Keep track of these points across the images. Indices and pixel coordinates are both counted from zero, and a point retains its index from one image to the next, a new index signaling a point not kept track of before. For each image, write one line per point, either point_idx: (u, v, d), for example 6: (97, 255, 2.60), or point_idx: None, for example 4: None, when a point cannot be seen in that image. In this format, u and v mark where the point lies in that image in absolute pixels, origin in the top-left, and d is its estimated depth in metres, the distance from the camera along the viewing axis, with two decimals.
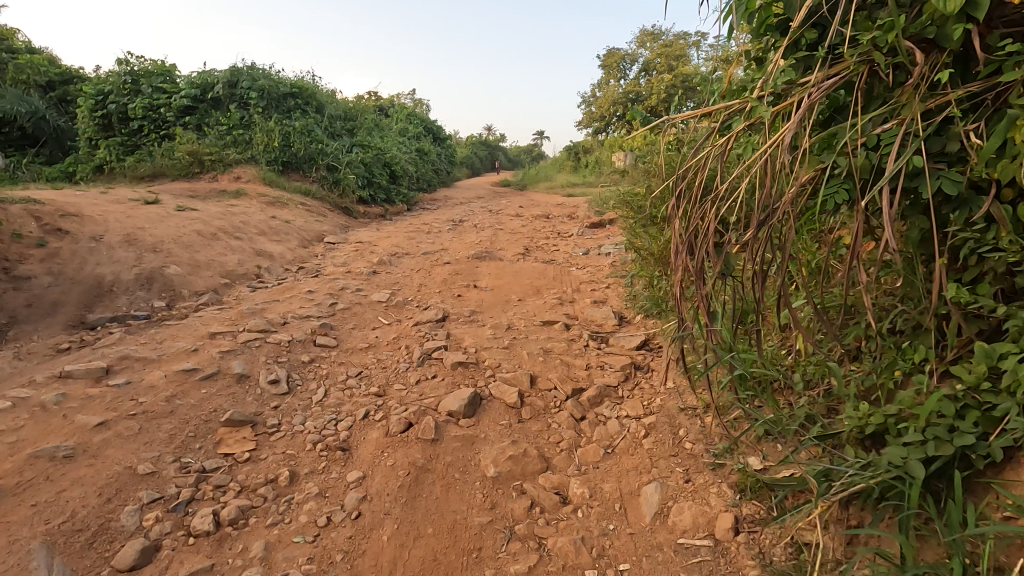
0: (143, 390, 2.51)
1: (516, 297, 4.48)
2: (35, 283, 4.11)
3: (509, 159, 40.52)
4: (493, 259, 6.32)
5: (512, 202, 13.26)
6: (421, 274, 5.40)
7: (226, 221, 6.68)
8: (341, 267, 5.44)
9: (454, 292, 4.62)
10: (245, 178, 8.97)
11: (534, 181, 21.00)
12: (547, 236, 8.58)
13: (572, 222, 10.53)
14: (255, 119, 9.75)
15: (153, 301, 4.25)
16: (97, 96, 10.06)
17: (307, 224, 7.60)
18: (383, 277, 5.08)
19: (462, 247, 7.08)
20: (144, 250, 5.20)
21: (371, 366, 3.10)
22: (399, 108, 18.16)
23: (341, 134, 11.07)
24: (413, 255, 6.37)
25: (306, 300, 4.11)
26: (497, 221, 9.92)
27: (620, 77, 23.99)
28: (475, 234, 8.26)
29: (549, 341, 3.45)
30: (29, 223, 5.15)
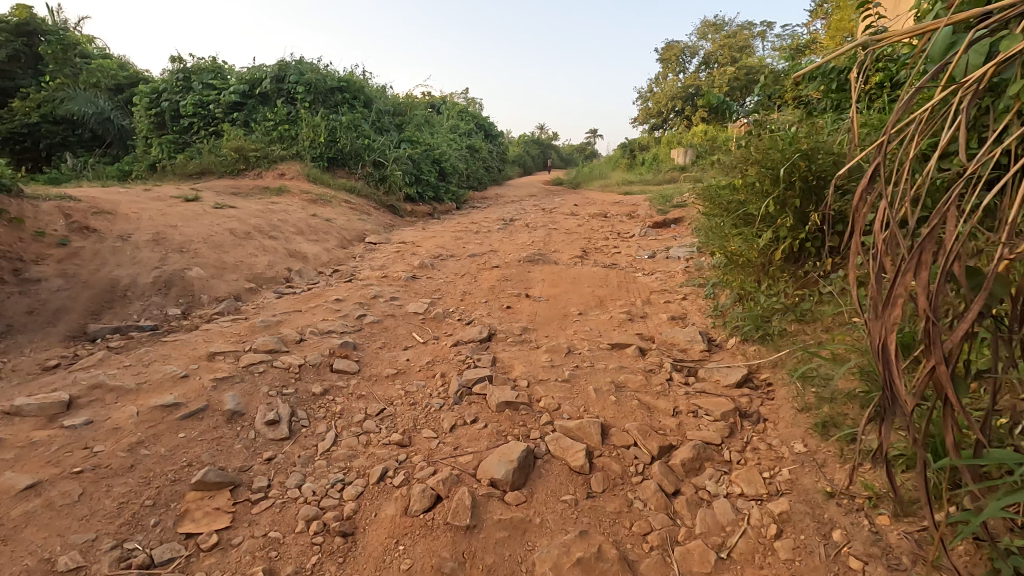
0: (102, 433, 1.97)
1: (576, 311, 3.76)
2: (44, 287, 3.74)
3: (561, 157, 39.64)
4: (548, 263, 5.61)
5: (565, 201, 12.51)
6: (466, 279, 4.78)
7: (263, 219, 6.28)
8: (379, 271, 4.88)
9: (503, 302, 3.96)
10: (290, 175, 8.67)
11: (588, 179, 20.13)
12: (605, 237, 7.80)
13: (632, 221, 9.68)
14: (302, 114, 9.44)
15: (168, 309, 3.81)
16: (151, 95, 10.03)
17: (348, 222, 7.15)
18: (424, 283, 4.50)
19: (513, 249, 6.41)
20: (170, 250, 4.81)
21: (396, 401, 2.46)
22: (451, 105, 17.75)
23: (389, 129, 10.63)
24: (459, 257, 5.76)
25: (331, 311, 3.55)
26: (550, 220, 9.21)
27: (680, 70, 22.70)
28: (527, 235, 7.59)
29: (621, 371, 2.71)
30: (56, 221, 4.86)
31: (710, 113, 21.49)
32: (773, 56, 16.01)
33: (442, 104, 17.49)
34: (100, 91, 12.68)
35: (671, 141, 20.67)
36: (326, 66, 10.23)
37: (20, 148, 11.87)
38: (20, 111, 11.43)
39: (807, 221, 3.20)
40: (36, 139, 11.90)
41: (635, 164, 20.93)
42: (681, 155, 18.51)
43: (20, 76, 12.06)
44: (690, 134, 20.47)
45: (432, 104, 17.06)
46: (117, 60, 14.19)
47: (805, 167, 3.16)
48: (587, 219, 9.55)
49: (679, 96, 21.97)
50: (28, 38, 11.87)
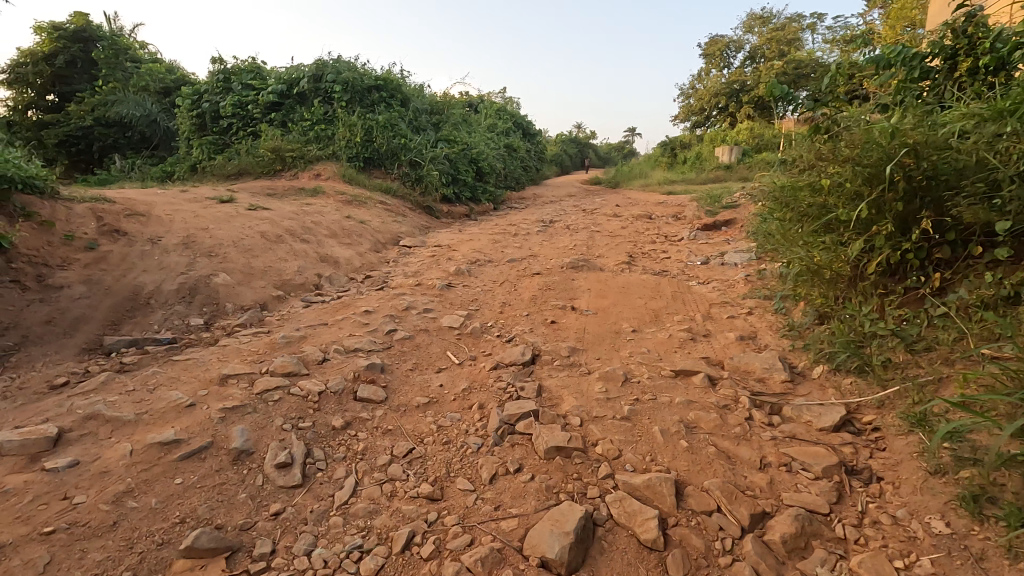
0: (85, 480, 1.70)
1: (629, 328, 3.35)
2: (65, 294, 3.58)
3: (599, 156, 38.91)
4: (593, 270, 5.20)
5: (605, 202, 12.03)
6: (505, 288, 4.42)
7: (296, 221, 6.08)
8: (413, 278, 4.58)
9: (547, 316, 3.58)
10: (325, 175, 8.53)
11: (627, 178, 19.53)
12: (651, 240, 7.32)
13: (678, 223, 9.15)
14: (339, 113, 9.29)
15: (191, 318, 3.60)
16: (193, 96, 10.06)
17: (383, 224, 6.91)
18: (460, 292, 4.16)
19: (554, 253, 6.03)
20: (198, 254, 4.63)
21: (427, 440, 2.12)
22: (488, 104, 17.46)
23: (426, 128, 10.37)
24: (497, 262, 5.41)
25: (358, 324, 3.25)
26: (592, 222, 8.77)
27: (725, 66, 21.79)
28: (568, 238, 7.18)
29: (691, 407, 2.30)
30: (88, 224, 4.75)
31: (757, 110, 20.55)
32: (826, 48, 15.10)
33: (479, 103, 17.20)
34: (149, 94, 12.77)
35: (715, 139, 19.84)
36: (363, 65, 10.06)
37: (76, 150, 12.47)
38: (77, 114, 12.24)
39: (911, 229, 2.71)
40: (90, 142, 12.44)
41: (677, 163, 20.20)
42: (726, 154, 17.72)
43: (76, 81, 13.22)
44: (735, 131, 19.62)
45: (469, 103, 16.80)
46: (167, 63, 14.36)
47: (913, 167, 2.63)
48: (630, 221, 9.07)
49: (723, 93, 21.10)
50: (84, 45, 13.17)
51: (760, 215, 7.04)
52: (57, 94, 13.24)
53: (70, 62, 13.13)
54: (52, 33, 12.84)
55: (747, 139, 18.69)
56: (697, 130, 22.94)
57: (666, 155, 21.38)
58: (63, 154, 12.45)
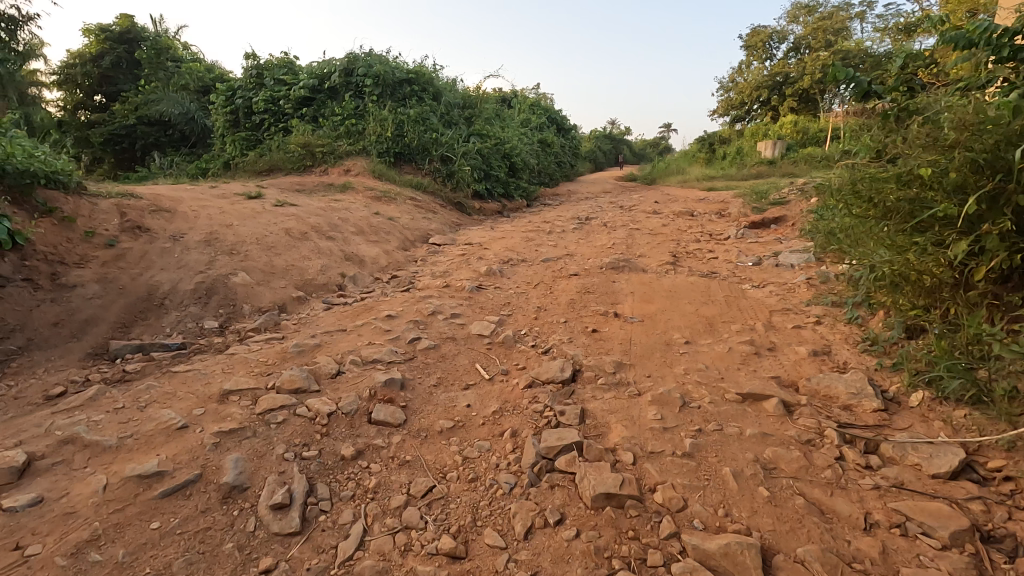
0: (47, 525, 1.44)
1: (682, 339, 2.96)
2: (77, 294, 3.40)
3: (634, 152, 38.01)
4: (636, 272, 4.80)
5: (642, 199, 11.54)
6: (539, 291, 4.08)
7: (322, 217, 5.87)
8: (441, 278, 4.27)
9: (588, 323, 3.22)
10: (355, 171, 8.34)
11: (665, 174, 18.89)
12: (695, 239, 6.84)
13: (722, 221, 8.63)
14: (370, 107, 9.09)
15: (205, 321, 3.37)
16: (227, 93, 10.02)
17: (413, 221, 6.65)
18: (491, 295, 3.83)
19: (592, 253, 5.64)
20: (219, 252, 4.43)
21: (451, 476, 1.80)
22: (522, 98, 17.08)
23: (459, 123, 10.07)
24: (531, 262, 5.06)
25: (379, 330, 2.95)
26: (630, 219, 8.32)
27: (767, 57, 20.82)
28: (606, 237, 6.77)
29: (767, 441, 1.91)
30: (110, 220, 4.62)
31: (802, 102, 19.57)
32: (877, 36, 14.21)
33: (512, 99, 16.83)
34: (189, 93, 12.80)
35: (757, 133, 18.97)
36: (395, 58, 9.84)
37: (120, 149, 12.62)
38: (120, 113, 12.43)
39: None
40: (132, 140, 12.57)
41: (715, 159, 19.41)
42: (769, 148, 16.91)
43: (120, 82, 13.42)
44: (778, 125, 18.74)
45: (501, 97, 16.46)
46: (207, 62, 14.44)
47: None
48: (670, 218, 8.58)
49: (765, 85, 20.16)
50: (129, 46, 13.41)
51: (816, 212, 6.48)
52: (103, 94, 13.48)
53: (115, 63, 13.37)
54: (99, 35, 13.13)
55: (791, 133, 17.80)
56: (737, 125, 22.04)
57: (705, 151, 20.58)
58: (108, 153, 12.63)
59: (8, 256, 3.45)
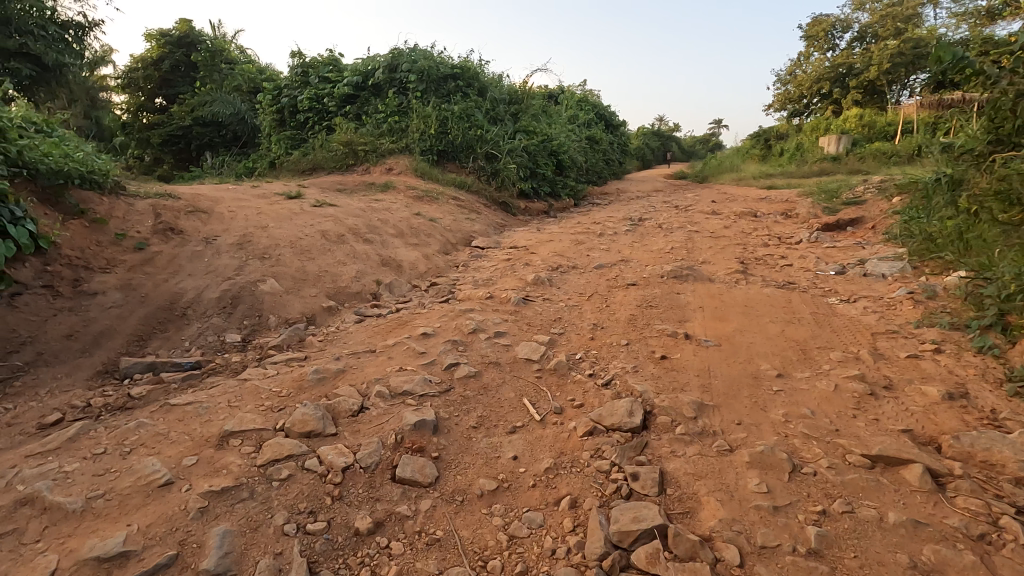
0: None
1: (772, 370, 2.44)
2: (97, 302, 3.19)
3: (682, 149, 36.66)
4: (702, 282, 4.25)
5: (696, 198, 10.84)
6: (592, 304, 3.62)
7: (361, 218, 5.58)
8: (484, 287, 3.87)
9: (653, 346, 2.75)
10: (397, 170, 8.09)
11: (718, 171, 17.93)
12: (762, 243, 6.19)
13: (789, 222, 7.89)
14: (413, 104, 8.82)
15: (226, 335, 3.09)
16: (273, 92, 9.95)
17: (455, 222, 6.30)
18: (539, 308, 3.41)
19: (649, 260, 5.12)
20: (251, 256, 4.17)
21: (494, 568, 1.38)
22: (570, 94, 16.54)
23: (504, 119, 9.68)
24: (581, 269, 4.60)
25: (412, 351, 2.57)
26: (686, 220, 7.70)
27: (829, 48, 19.45)
28: (662, 241, 6.21)
29: (922, 535, 1.40)
30: (144, 221, 4.45)
31: (868, 95, 18.20)
32: (952, 23, 13.07)
33: (558, 95, 16.27)
34: (242, 94, 12.95)
35: (818, 128, 17.74)
36: (439, 53, 9.54)
37: (176, 149, 12.78)
38: (179, 114, 12.50)
39: None
40: (188, 141, 12.70)
41: (772, 156, 18.29)
42: (832, 144, 15.77)
43: (178, 84, 13.66)
44: (841, 119, 17.48)
45: (548, 93, 15.92)
46: (260, 63, 14.56)
47: None
48: (729, 219, 7.91)
49: (826, 77, 18.78)
50: (187, 50, 13.64)
51: (904, 213, 5.73)
52: (164, 97, 13.72)
53: (174, 66, 13.64)
54: (160, 39, 13.33)
55: (857, 128, 16.55)
56: (795, 119, 20.73)
57: (761, 147, 19.44)
58: (167, 154, 12.80)
59: (31, 261, 3.26)
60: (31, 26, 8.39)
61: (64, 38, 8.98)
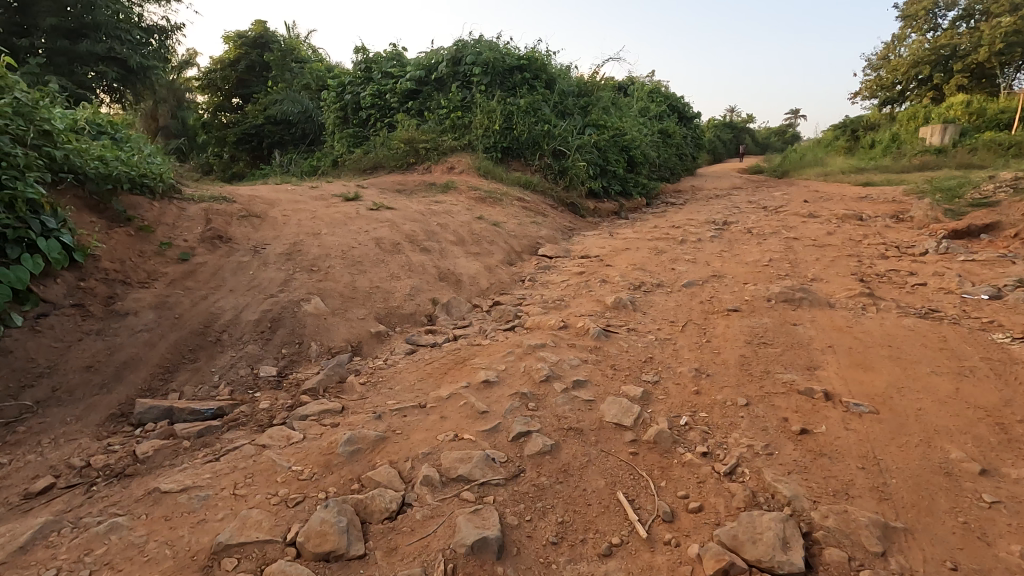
0: None
1: (971, 462, 1.73)
2: (127, 325, 2.87)
3: (757, 142, 34.35)
4: (820, 309, 3.48)
5: (783, 197, 9.75)
6: (687, 338, 2.95)
7: (419, 223, 5.14)
8: (556, 311, 3.30)
9: (785, 412, 2.08)
10: (458, 168, 7.65)
11: (800, 165, 16.46)
12: (880, 255, 5.24)
13: (903, 226, 6.82)
14: (477, 98, 8.34)
15: (261, 368, 2.70)
16: (337, 88, 9.74)
17: (520, 227, 5.77)
18: (624, 344, 2.80)
19: (747, 276, 4.36)
20: (299, 268, 3.80)
21: None
22: (641, 85, 15.62)
23: (573, 113, 9.02)
24: (668, 287, 3.93)
25: (470, 409, 2.04)
26: (780, 224, 6.78)
27: (931, 29, 17.22)
28: (756, 251, 5.40)
29: None
30: (193, 228, 4.19)
31: (975, 79, 15.96)
32: None
33: (628, 86, 15.33)
34: (310, 92, 13.00)
35: (916, 117, 15.82)
36: (505, 44, 9.00)
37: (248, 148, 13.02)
38: (251, 114, 12.73)
39: None
40: (260, 139, 12.84)
41: (860, 148, 16.49)
42: (936, 134, 13.96)
43: (253, 84, 13.89)
44: (944, 106, 15.55)
45: (617, 84, 15.01)
46: (330, 61, 14.57)
47: None
48: (829, 223, 6.91)
49: (926, 60, 16.59)
50: (262, 51, 13.88)
51: None
52: (240, 97, 14.02)
53: (249, 67, 13.89)
54: (236, 41, 13.70)
55: (963, 116, 14.56)
56: (887, 107, 18.65)
57: (848, 140, 17.52)
58: (241, 152, 13.01)
59: (65, 275, 3.01)
60: (117, 30, 8.57)
61: (147, 42, 9.16)
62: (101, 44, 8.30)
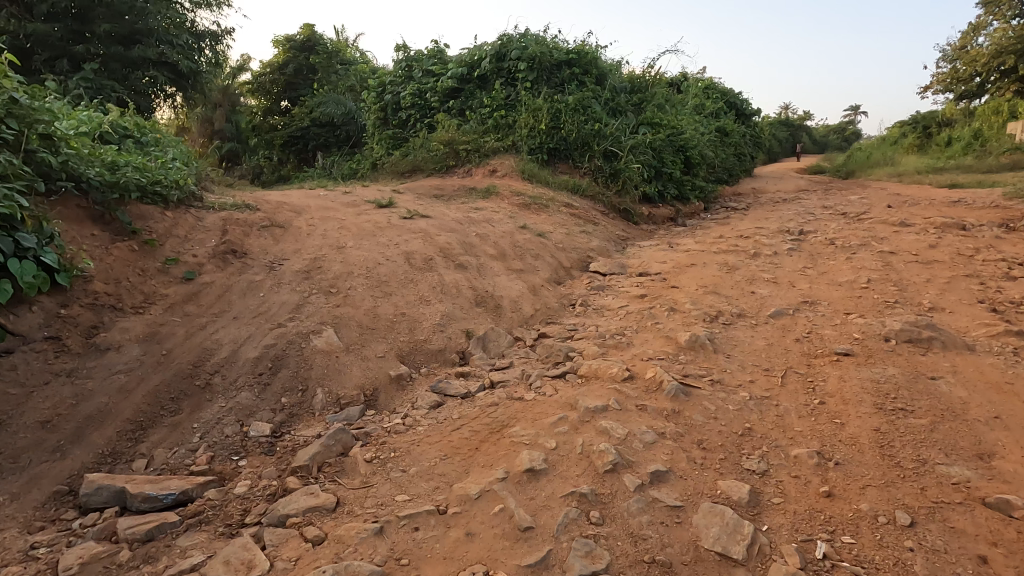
0: None
1: None
2: (107, 362, 2.43)
3: (814, 140, 32.42)
4: (959, 354, 2.71)
5: (860, 201, 8.71)
6: (792, 398, 2.26)
7: (456, 234, 4.60)
8: (617, 353, 2.67)
9: (979, 544, 1.44)
10: (501, 172, 7.12)
11: (865, 163, 15.09)
12: (1005, 275, 4.34)
13: (1018, 238, 5.80)
14: (523, 96, 7.76)
15: (253, 425, 2.19)
16: (378, 89, 9.34)
17: (569, 237, 5.16)
18: (711, 406, 2.13)
19: (846, 303, 3.60)
20: (316, 290, 3.32)
21: None
22: (696, 81, 14.68)
23: (626, 110, 8.30)
24: (752, 317, 3.24)
25: (508, 522, 1.48)
26: (867, 235, 5.88)
27: (1016, 15, 15.41)
28: (847, 268, 4.58)
29: None
30: (206, 241, 3.78)
31: None
32: None
33: (681, 82, 14.35)
34: (354, 93, 12.81)
35: (1001, 112, 14.26)
36: (553, 37, 8.39)
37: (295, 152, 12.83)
38: (298, 117, 12.53)
39: None
40: (306, 142, 12.65)
41: (933, 146, 14.99)
42: None
43: (301, 88, 13.70)
44: None
45: (671, 81, 14.08)
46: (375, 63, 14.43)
47: None
48: (926, 233, 5.96)
49: (1010, 50, 14.47)
50: (309, 53, 13.74)
51: None
52: (288, 100, 13.74)
53: (298, 70, 13.69)
54: (286, 45, 13.60)
55: None
56: (964, 103, 16.78)
57: (918, 135, 15.94)
58: (288, 155, 12.84)
59: (45, 302, 2.61)
60: (170, 35, 8.38)
61: (199, 48, 8.98)
62: (153, 49, 8.10)
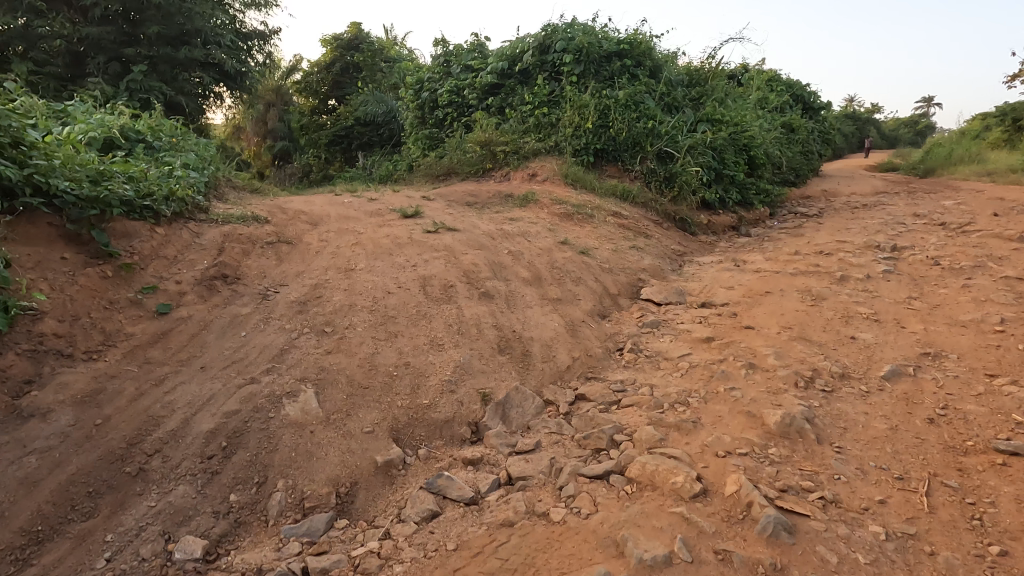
0: None
1: None
2: (22, 436, 1.89)
3: (884, 134, 30.06)
4: None
5: (956, 207, 7.54)
6: (951, 540, 1.51)
7: (484, 251, 3.97)
8: (681, 439, 1.98)
9: None
10: (542, 175, 6.45)
11: (945, 158, 13.50)
12: None
13: None
14: (568, 92, 7.05)
15: (182, 540, 1.68)
16: (415, 86, 8.82)
17: (617, 254, 4.45)
18: (828, 558, 1.42)
19: (984, 357, 2.75)
20: (308, 327, 2.76)
21: None
22: (759, 72, 13.49)
23: (683, 106, 7.44)
24: (860, 379, 2.46)
25: None
26: (979, 252, 4.89)
27: None
28: (966, 300, 3.68)
29: None
30: (199, 262, 3.27)
31: None
32: None
33: (743, 72, 13.16)
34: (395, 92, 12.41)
35: None
36: (603, 27, 7.62)
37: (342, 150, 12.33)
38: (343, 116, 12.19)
39: None
40: (350, 142, 12.26)
41: None
42: None
43: (347, 87, 13.40)
44: None
45: (731, 73, 12.97)
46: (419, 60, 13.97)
47: None
48: None
49: None
50: (355, 53, 13.39)
51: None
52: (336, 99, 13.50)
53: (345, 70, 13.44)
54: (334, 44, 13.33)
55: None
56: None
57: (1006, 128, 14.16)
58: (335, 154, 12.41)
59: None
60: (218, 37, 8.03)
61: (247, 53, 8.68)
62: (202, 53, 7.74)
